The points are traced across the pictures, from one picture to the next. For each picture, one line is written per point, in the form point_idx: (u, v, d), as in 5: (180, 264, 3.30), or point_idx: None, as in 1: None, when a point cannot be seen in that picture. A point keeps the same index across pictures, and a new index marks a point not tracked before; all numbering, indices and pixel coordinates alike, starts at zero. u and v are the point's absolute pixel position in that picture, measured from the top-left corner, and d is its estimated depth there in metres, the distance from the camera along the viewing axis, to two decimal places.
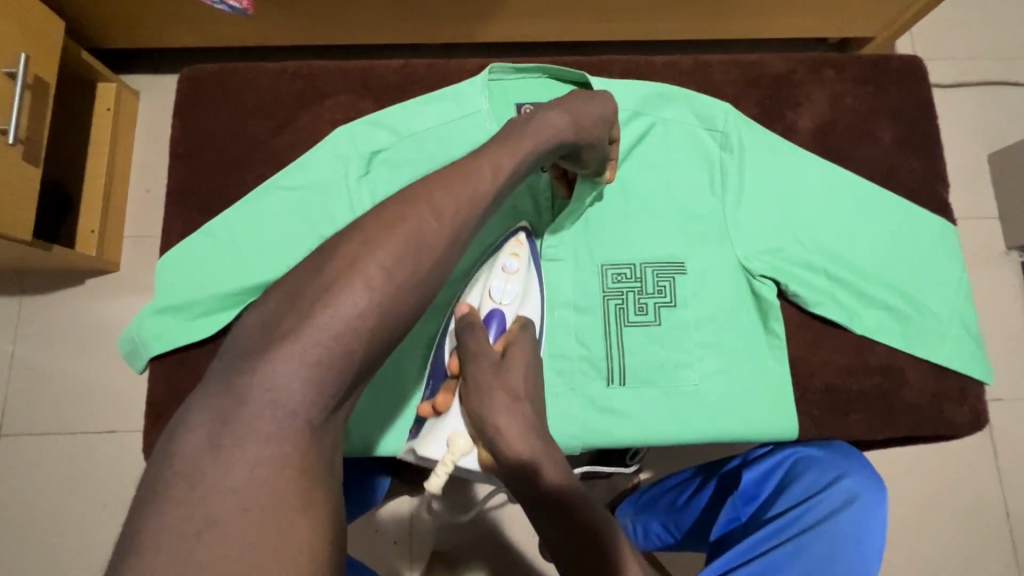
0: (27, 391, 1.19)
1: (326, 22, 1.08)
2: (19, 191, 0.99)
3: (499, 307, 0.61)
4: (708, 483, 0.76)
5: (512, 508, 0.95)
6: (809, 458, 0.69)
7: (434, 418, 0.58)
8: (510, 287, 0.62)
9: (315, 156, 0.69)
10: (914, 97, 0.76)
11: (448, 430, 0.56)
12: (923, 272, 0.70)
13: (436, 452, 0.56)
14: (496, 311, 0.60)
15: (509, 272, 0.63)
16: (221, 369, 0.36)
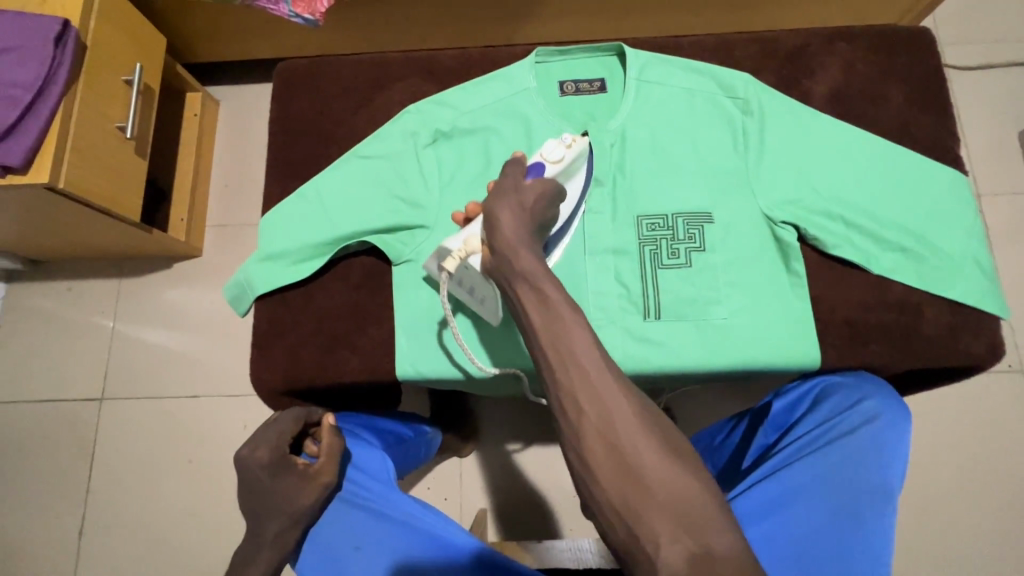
0: (125, 360, 1.38)
1: (388, 33, 1.24)
2: (131, 179, 1.16)
3: (542, 162, 0.69)
4: (744, 421, 0.81)
5: (533, 460, 1.22)
6: (835, 386, 0.73)
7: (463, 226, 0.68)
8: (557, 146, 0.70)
9: (389, 130, 0.82)
10: (923, 64, 0.83)
11: (469, 232, 0.64)
12: (936, 217, 0.76)
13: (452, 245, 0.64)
14: (538, 165, 0.69)
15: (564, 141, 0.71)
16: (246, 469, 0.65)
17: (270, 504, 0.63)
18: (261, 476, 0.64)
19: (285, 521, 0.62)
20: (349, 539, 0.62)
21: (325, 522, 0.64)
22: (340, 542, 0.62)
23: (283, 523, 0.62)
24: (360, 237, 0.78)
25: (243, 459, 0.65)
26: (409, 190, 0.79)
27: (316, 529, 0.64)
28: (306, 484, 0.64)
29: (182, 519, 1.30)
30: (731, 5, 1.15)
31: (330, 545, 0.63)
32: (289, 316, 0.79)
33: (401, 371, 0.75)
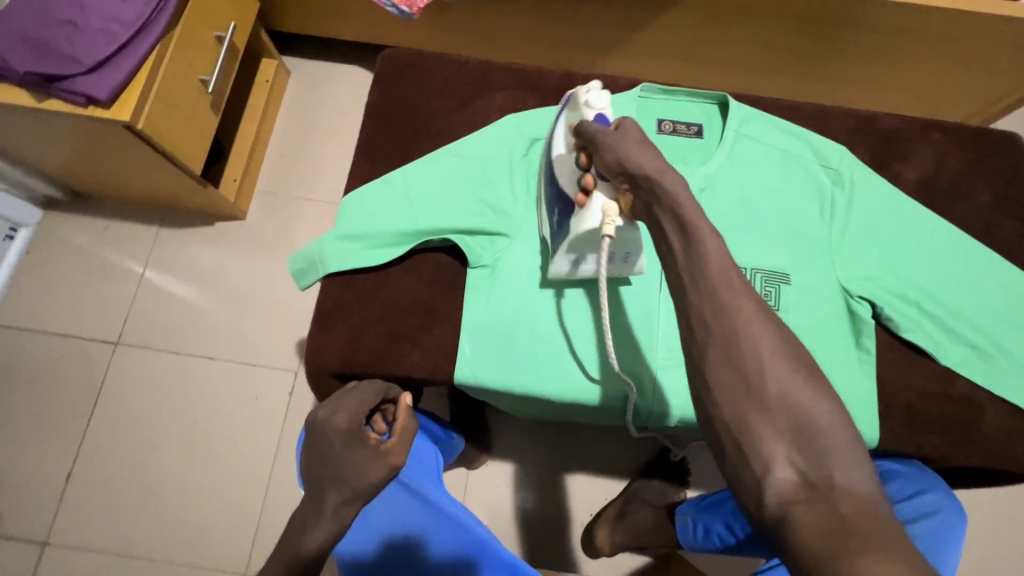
0: (149, 308, 1.36)
1: (474, 41, 1.26)
2: (201, 133, 1.16)
3: (602, 112, 0.64)
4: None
5: (543, 483, 1.21)
6: (890, 471, 0.75)
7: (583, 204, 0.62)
8: (589, 98, 0.64)
9: (486, 134, 0.82)
10: (1011, 168, 0.85)
11: (601, 203, 0.59)
12: (1009, 321, 0.77)
13: (594, 223, 0.60)
14: (601, 115, 0.64)
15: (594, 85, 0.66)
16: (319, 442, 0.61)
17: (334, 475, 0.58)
18: (334, 441, 0.61)
19: (345, 494, 0.58)
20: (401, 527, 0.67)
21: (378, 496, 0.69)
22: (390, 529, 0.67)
23: (345, 496, 0.58)
24: (443, 234, 0.78)
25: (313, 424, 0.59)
26: (497, 196, 0.79)
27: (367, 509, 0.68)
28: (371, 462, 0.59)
29: (175, 480, 1.26)
30: (816, 76, 1.18)
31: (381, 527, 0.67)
32: (356, 299, 0.78)
33: (459, 376, 0.75)
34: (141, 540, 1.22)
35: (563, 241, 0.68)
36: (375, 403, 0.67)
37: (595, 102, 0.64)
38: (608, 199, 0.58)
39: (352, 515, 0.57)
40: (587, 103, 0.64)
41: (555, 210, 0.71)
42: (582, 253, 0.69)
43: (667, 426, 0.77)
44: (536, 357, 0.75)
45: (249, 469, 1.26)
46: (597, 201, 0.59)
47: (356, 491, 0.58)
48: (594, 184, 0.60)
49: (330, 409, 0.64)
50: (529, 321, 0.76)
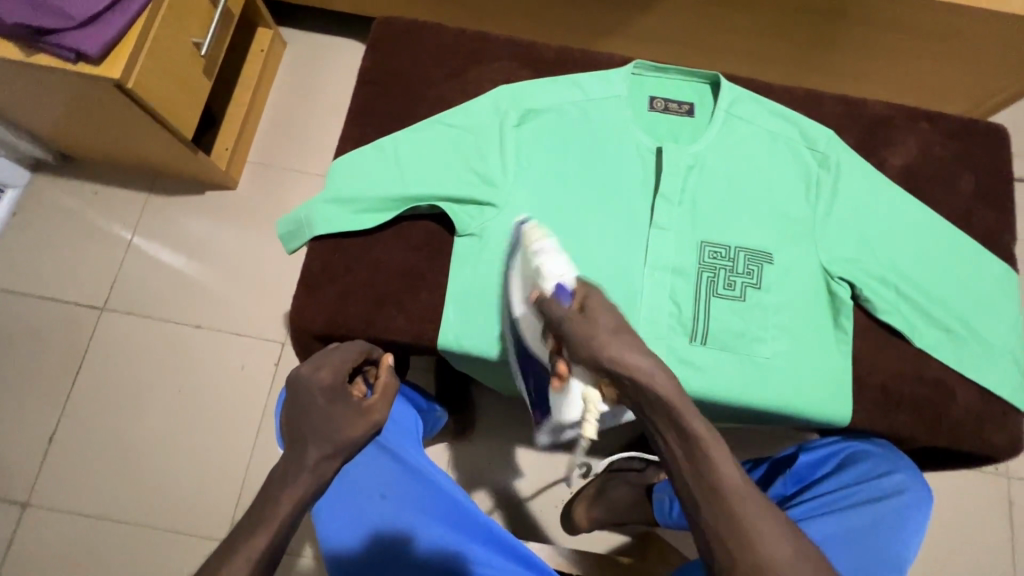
0: (136, 274, 1.35)
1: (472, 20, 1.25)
2: (193, 97, 1.14)
3: (562, 279, 0.63)
4: (760, 466, 0.83)
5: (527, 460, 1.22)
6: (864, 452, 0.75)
7: (560, 391, 0.64)
8: (544, 265, 0.65)
9: (478, 104, 0.82)
10: (995, 158, 0.86)
11: (578, 390, 0.62)
12: (981, 306, 0.79)
13: (575, 412, 0.63)
14: (561, 283, 0.63)
15: (547, 250, 0.66)
16: (300, 400, 0.61)
17: (315, 425, 0.59)
18: (318, 396, 0.61)
19: (327, 449, 0.57)
20: (379, 488, 0.65)
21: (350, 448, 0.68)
22: (368, 489, 0.65)
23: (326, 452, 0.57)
24: (431, 200, 0.78)
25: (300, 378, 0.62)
26: (487, 165, 0.79)
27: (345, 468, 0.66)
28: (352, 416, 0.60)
29: (158, 446, 1.26)
30: (813, 65, 1.18)
31: (357, 486, 0.65)
32: (343, 262, 0.78)
33: (441, 340, 0.76)
34: (124, 505, 1.22)
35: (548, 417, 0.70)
36: (359, 360, 0.68)
37: (550, 269, 0.64)
38: (586, 387, 0.61)
39: (333, 468, 0.58)
40: (542, 272, 0.65)
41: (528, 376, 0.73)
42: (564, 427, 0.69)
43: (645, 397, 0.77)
44: None
45: (234, 437, 1.27)
46: (575, 388, 0.62)
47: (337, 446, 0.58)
48: (568, 369, 0.62)
49: (315, 365, 0.65)
50: None
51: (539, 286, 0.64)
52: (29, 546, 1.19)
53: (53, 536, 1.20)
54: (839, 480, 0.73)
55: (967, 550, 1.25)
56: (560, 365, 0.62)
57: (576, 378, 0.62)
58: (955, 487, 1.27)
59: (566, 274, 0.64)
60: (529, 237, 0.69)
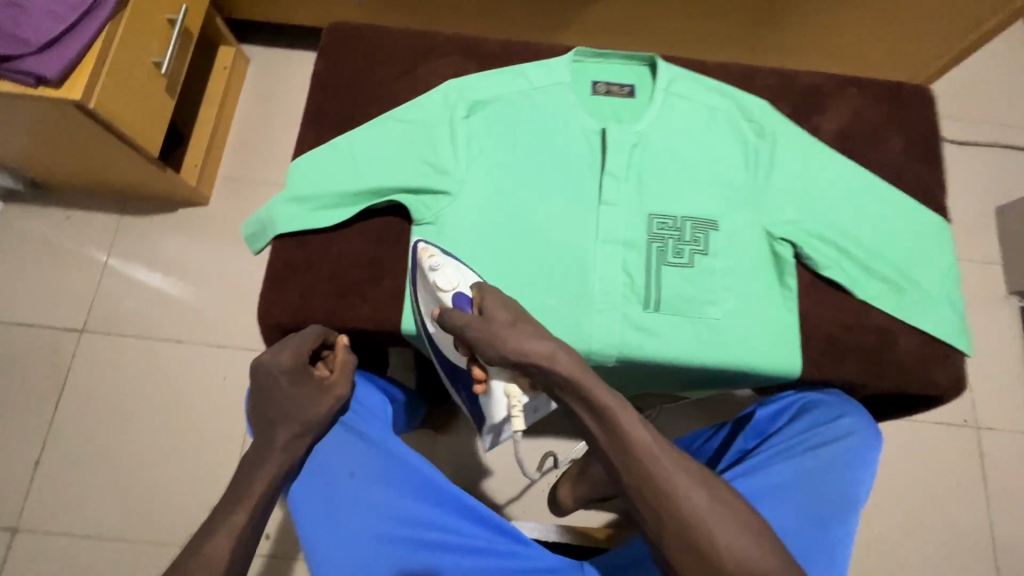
0: (113, 294, 1.36)
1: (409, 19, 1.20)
2: (157, 116, 1.17)
3: (458, 290, 0.70)
4: (724, 428, 0.86)
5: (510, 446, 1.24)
6: (817, 401, 0.79)
7: (485, 394, 0.71)
8: (438, 281, 0.71)
9: (428, 99, 0.86)
10: (922, 117, 0.91)
11: (499, 388, 0.69)
12: (917, 255, 0.83)
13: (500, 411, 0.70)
14: (458, 295, 0.70)
15: (436, 267, 0.72)
16: (262, 386, 0.67)
17: (282, 405, 0.66)
18: (281, 379, 0.67)
19: (296, 428, 0.65)
20: (350, 466, 0.67)
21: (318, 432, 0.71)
22: (339, 464, 0.67)
23: (294, 431, 0.65)
24: (387, 193, 0.81)
25: (263, 363, 0.68)
26: (440, 156, 0.82)
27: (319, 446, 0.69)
28: (317, 393, 0.68)
29: (145, 461, 1.27)
30: (764, 53, 1.18)
31: (329, 464, 0.68)
32: (305, 257, 0.81)
33: (403, 323, 0.79)
34: (115, 524, 1.23)
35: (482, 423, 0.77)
36: (316, 343, 0.72)
37: (444, 283, 0.71)
38: (505, 385, 0.68)
39: (302, 445, 0.65)
40: (438, 288, 0.71)
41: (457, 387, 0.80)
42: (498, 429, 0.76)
43: (605, 366, 0.81)
44: None
45: (221, 446, 1.28)
46: (495, 386, 0.69)
47: (303, 424, 0.65)
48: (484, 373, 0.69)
49: (275, 350, 0.69)
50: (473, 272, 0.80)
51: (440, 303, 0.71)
52: (20, 573, 1.20)
53: (44, 559, 1.21)
54: (792, 428, 0.76)
55: (940, 497, 1.29)
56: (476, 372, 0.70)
57: (493, 378, 0.69)
58: (923, 438, 1.32)
59: (458, 283, 0.71)
60: (422, 256, 0.74)
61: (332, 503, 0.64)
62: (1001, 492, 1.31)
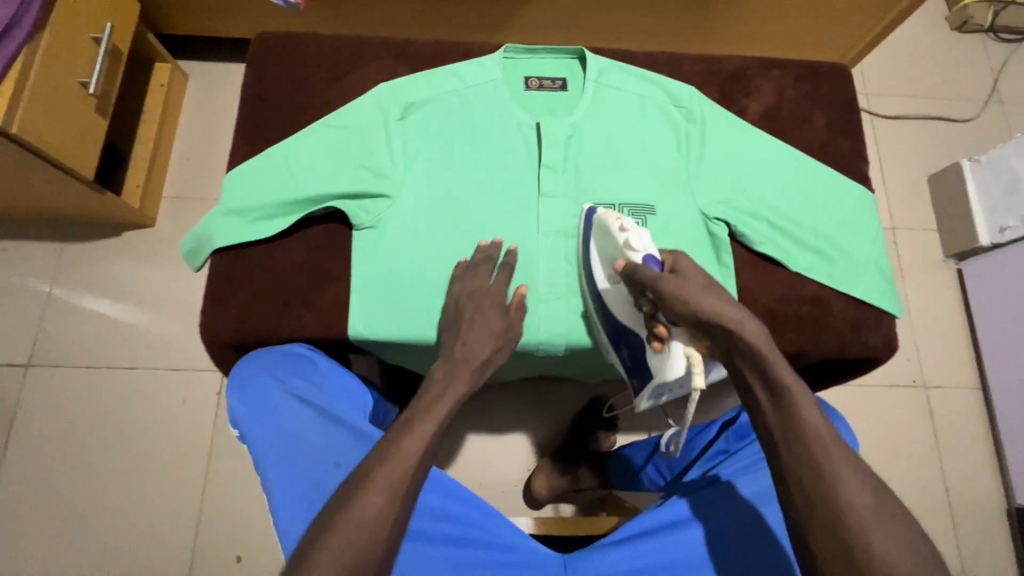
0: (60, 325, 1.32)
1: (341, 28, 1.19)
2: (87, 137, 1.14)
3: (648, 252, 0.69)
4: (714, 427, 0.89)
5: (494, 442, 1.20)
6: None
7: (662, 354, 0.69)
8: (629, 240, 0.70)
9: (361, 103, 0.85)
10: (841, 94, 0.96)
11: (679, 351, 0.66)
12: (845, 225, 0.87)
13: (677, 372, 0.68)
14: (649, 256, 0.68)
15: (626, 228, 0.72)
16: None
17: None
18: None
19: None
20: (332, 455, 0.65)
21: (295, 418, 0.69)
22: (319, 455, 0.65)
23: None
24: (324, 201, 0.81)
25: None
26: (376, 159, 0.82)
27: (299, 437, 0.67)
28: None
29: (106, 493, 1.23)
30: (701, 38, 1.20)
31: (310, 455, 0.66)
32: (246, 272, 0.80)
33: (350, 329, 0.79)
34: (79, 560, 1.19)
35: (645, 382, 0.77)
36: None
37: (635, 243, 0.70)
38: (685, 348, 0.65)
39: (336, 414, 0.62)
40: (628, 246, 0.70)
41: (622, 349, 0.79)
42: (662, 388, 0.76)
43: (556, 355, 0.83)
44: (425, 307, 0.80)
45: (186, 470, 1.25)
46: (675, 348, 0.66)
47: None
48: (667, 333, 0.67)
49: None
50: (417, 273, 0.81)
51: (627, 259, 0.70)
52: None
53: None
54: None
55: (896, 454, 1.36)
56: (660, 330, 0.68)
57: (675, 338, 0.66)
58: (875, 400, 1.38)
59: (650, 247, 0.70)
60: (606, 219, 0.75)
61: (310, 497, 0.63)
62: (952, 445, 1.38)
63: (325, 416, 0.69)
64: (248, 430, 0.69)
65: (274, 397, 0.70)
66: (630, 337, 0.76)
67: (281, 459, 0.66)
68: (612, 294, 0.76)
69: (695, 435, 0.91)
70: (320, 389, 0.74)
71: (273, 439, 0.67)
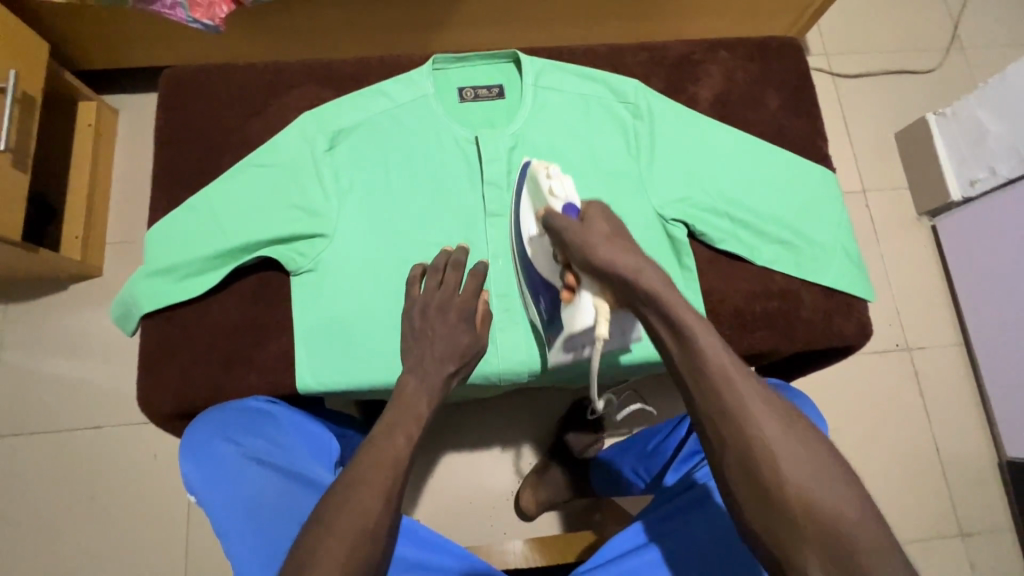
0: (12, 393, 1.23)
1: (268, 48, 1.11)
2: (9, 194, 1.04)
3: (568, 198, 0.65)
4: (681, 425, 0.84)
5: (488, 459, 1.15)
6: None
7: (571, 299, 0.65)
8: (552, 187, 0.66)
9: (285, 137, 0.79)
10: (794, 71, 0.91)
11: (589, 299, 0.62)
12: (807, 211, 0.83)
13: (585, 321, 0.63)
14: (568, 202, 0.64)
15: (554, 176, 0.68)
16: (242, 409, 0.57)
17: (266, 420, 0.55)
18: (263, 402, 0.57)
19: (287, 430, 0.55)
20: (296, 517, 0.60)
21: (252, 479, 0.63)
22: (280, 517, 0.60)
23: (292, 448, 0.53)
24: (255, 249, 0.75)
25: None
26: (307, 198, 0.77)
27: (259, 501, 0.61)
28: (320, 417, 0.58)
29: (86, 563, 1.17)
30: (653, 17, 1.13)
31: (270, 517, 0.60)
32: (182, 333, 0.76)
33: (299, 382, 0.75)
34: None
35: (557, 336, 0.72)
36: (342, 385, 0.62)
37: (557, 189, 0.66)
38: (594, 298, 0.62)
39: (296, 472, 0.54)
40: (551, 192, 0.66)
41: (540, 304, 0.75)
42: (574, 346, 0.70)
43: (520, 383, 0.79)
44: (376, 350, 0.75)
45: (168, 528, 1.19)
46: (585, 298, 0.63)
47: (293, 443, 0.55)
48: (576, 281, 0.64)
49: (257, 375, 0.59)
50: (364, 314, 0.76)
51: (547, 205, 0.66)
52: None
53: None
54: None
55: (888, 420, 1.35)
56: (569, 277, 0.64)
57: (584, 288, 0.63)
58: (864, 368, 1.37)
59: (572, 194, 0.65)
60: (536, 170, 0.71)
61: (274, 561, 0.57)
62: (942, 403, 1.37)
63: (287, 476, 0.64)
64: (199, 494, 0.63)
65: (227, 459, 0.64)
66: (545, 292, 0.72)
67: (236, 526, 0.60)
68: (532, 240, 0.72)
69: (665, 437, 0.86)
70: (278, 446, 0.68)
71: (228, 505, 0.61)
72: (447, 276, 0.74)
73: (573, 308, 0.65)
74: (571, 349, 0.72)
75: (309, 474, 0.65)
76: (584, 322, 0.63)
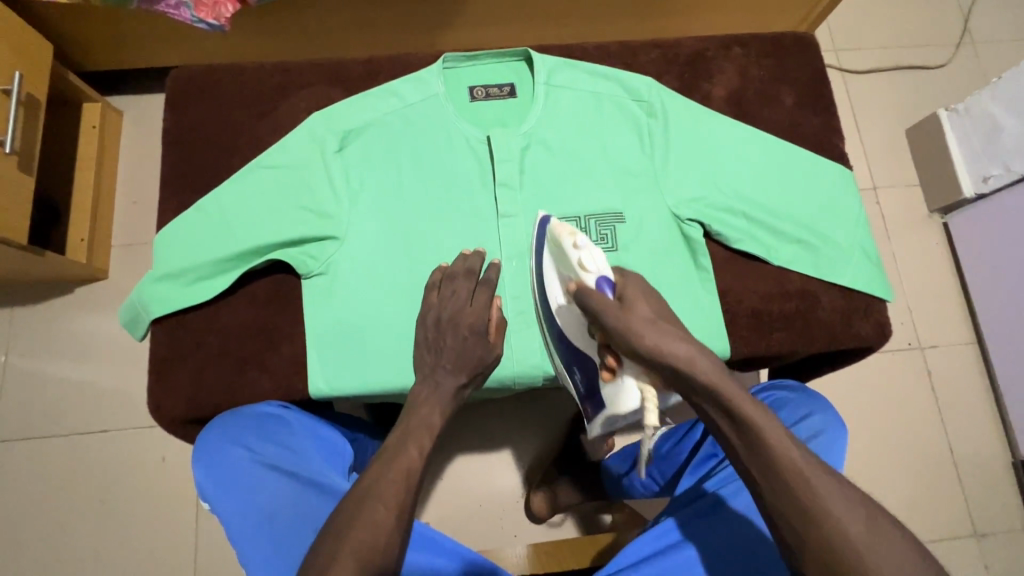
0: (19, 396, 1.22)
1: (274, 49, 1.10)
2: (14, 198, 1.03)
3: (601, 273, 0.62)
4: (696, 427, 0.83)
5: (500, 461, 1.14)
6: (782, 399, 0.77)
7: (614, 382, 0.63)
8: (582, 260, 0.64)
9: (295, 138, 0.78)
10: (809, 67, 0.90)
11: (633, 381, 0.60)
12: (824, 210, 0.82)
13: (630, 404, 0.61)
14: (602, 277, 0.62)
15: (582, 247, 0.65)
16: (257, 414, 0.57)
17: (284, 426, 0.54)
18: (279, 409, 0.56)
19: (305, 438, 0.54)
20: (309, 525, 0.59)
21: (264, 487, 0.62)
22: (294, 526, 0.59)
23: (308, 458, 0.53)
24: (265, 253, 0.74)
25: None
26: (318, 201, 0.76)
27: (272, 509, 0.60)
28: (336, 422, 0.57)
29: (94, 566, 1.16)
30: (664, 14, 1.11)
31: (283, 526, 0.59)
32: (192, 337, 0.75)
33: (311, 387, 0.74)
34: None
35: (598, 414, 0.69)
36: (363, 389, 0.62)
37: (589, 262, 0.63)
38: (638, 380, 0.60)
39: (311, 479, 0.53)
40: (582, 266, 0.64)
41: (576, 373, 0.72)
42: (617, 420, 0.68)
43: (535, 386, 0.78)
44: (388, 354, 0.74)
45: (176, 532, 1.18)
46: (629, 382, 0.60)
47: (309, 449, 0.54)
48: (617, 363, 0.62)
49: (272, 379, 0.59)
50: (377, 318, 0.75)
51: (579, 280, 0.63)
52: None
53: None
54: None
55: (901, 419, 1.33)
56: (609, 359, 0.62)
57: (627, 371, 0.60)
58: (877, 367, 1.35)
59: (604, 267, 0.63)
60: (561, 236, 0.68)
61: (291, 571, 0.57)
62: (954, 402, 1.35)
63: (299, 481, 0.63)
64: (215, 504, 0.62)
65: (240, 468, 0.64)
66: (584, 364, 0.70)
67: (252, 536, 0.59)
68: (563, 310, 0.69)
69: (679, 439, 0.85)
70: (289, 451, 0.67)
71: (241, 515, 0.60)
72: (459, 284, 0.73)
73: (618, 390, 0.62)
74: (612, 424, 0.70)
75: (320, 479, 0.64)
76: (630, 407, 0.61)
